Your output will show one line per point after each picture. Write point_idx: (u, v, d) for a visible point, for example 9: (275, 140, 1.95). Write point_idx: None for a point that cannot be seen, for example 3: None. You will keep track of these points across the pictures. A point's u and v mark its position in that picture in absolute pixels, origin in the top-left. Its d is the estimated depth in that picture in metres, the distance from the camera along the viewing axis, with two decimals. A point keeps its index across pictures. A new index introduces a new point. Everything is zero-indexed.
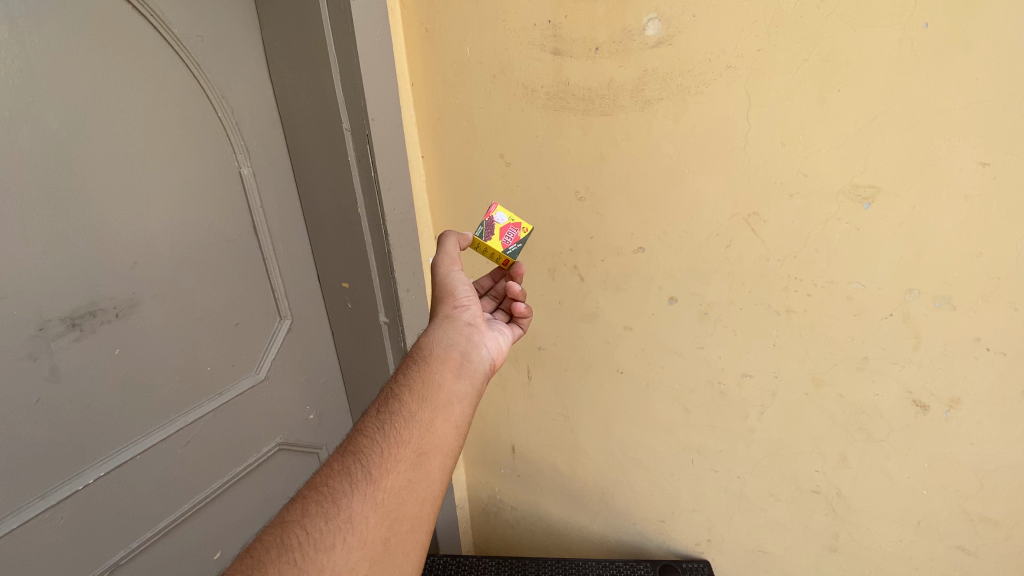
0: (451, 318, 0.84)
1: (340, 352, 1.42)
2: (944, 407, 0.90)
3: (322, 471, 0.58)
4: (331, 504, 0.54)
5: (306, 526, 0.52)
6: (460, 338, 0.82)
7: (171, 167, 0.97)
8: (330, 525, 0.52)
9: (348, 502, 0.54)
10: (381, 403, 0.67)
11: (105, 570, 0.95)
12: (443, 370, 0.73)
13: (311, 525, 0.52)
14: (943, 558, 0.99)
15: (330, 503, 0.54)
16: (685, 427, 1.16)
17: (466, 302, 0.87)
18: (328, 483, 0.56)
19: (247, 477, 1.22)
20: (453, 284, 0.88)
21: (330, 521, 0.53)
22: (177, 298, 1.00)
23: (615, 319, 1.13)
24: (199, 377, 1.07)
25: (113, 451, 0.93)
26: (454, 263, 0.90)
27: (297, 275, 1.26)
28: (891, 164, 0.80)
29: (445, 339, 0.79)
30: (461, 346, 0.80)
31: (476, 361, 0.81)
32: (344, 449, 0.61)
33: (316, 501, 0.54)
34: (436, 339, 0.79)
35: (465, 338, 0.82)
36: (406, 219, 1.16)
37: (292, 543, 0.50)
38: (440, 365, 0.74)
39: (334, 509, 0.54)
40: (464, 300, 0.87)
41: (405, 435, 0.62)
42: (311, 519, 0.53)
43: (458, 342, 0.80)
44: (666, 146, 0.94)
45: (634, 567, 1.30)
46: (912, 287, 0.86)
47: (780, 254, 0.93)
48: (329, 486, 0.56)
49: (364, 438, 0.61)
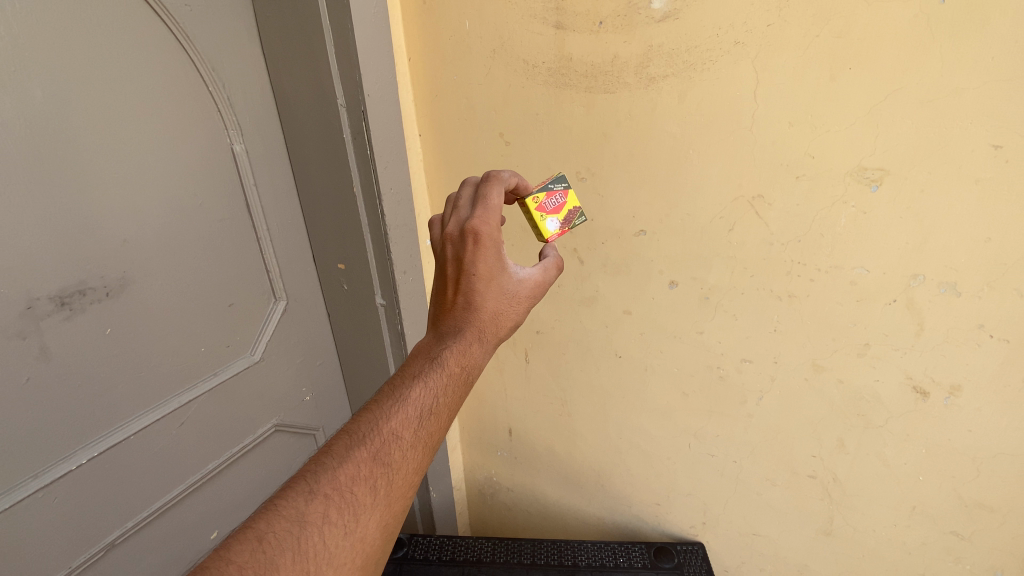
0: None
1: (336, 333, 1.40)
2: (944, 394, 0.89)
3: (348, 469, 0.58)
4: (351, 519, 0.55)
5: (324, 537, 0.53)
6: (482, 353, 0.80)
7: (162, 144, 0.94)
8: (346, 541, 0.54)
9: (366, 520, 0.56)
10: (421, 416, 0.64)
11: (102, 548, 0.95)
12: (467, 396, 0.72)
13: (328, 536, 0.54)
14: (937, 543, 0.99)
15: (351, 519, 0.55)
16: (682, 411, 1.16)
17: None
18: (353, 493, 0.56)
19: (243, 458, 1.22)
20: None
21: (346, 537, 0.55)
22: (168, 278, 0.99)
23: (615, 303, 1.12)
24: (194, 358, 1.06)
25: (106, 430, 0.93)
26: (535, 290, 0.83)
27: (292, 256, 1.25)
28: (900, 145, 0.78)
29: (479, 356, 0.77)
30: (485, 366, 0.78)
31: None
32: (373, 454, 0.59)
33: (339, 511, 0.55)
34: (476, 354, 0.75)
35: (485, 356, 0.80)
36: (402, 199, 1.14)
37: (308, 550, 0.52)
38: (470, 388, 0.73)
39: (352, 526, 0.55)
40: None
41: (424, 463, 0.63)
42: (330, 528, 0.54)
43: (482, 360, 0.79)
44: (670, 125, 0.92)
45: (629, 549, 1.31)
46: (917, 272, 0.84)
47: (782, 238, 0.91)
48: (353, 496, 0.56)
49: (396, 454, 0.60)
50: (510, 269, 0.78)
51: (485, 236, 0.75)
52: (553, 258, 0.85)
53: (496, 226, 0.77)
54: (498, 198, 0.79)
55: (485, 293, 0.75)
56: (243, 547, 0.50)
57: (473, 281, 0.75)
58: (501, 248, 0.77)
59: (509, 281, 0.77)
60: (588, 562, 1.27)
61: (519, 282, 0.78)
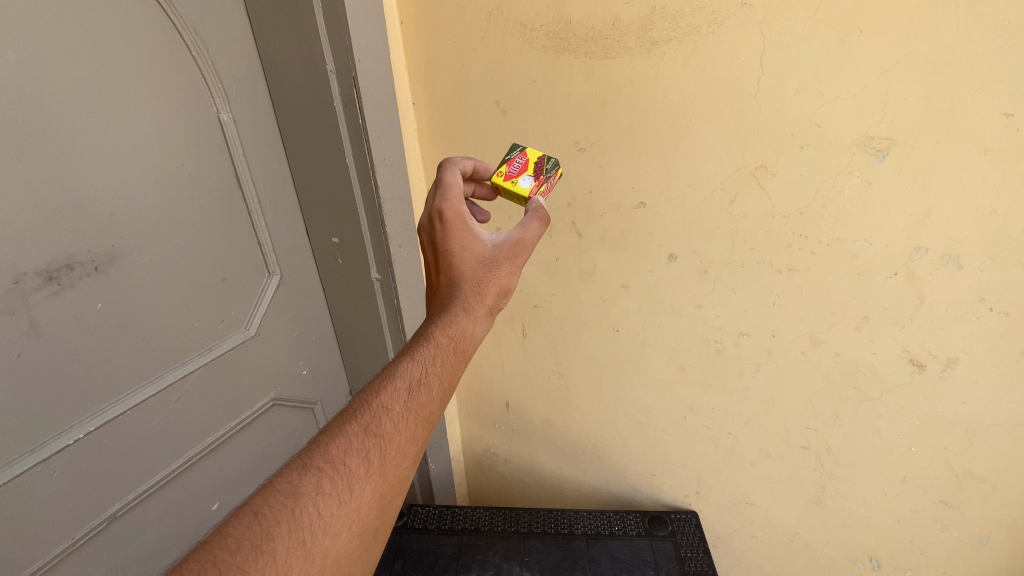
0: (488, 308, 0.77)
1: (332, 308, 1.39)
2: (941, 366, 0.89)
3: (340, 442, 0.58)
4: (346, 489, 0.55)
5: (318, 507, 0.53)
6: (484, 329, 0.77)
7: (145, 112, 0.91)
8: (341, 510, 0.54)
9: (360, 489, 0.56)
10: (410, 387, 0.63)
11: (104, 520, 0.96)
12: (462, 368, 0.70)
13: (324, 506, 0.53)
14: (926, 512, 1.01)
15: (345, 489, 0.55)
16: (679, 384, 1.16)
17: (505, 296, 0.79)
18: (345, 462, 0.56)
19: (242, 431, 1.23)
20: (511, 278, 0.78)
21: (341, 507, 0.54)
22: (159, 252, 0.97)
23: (613, 277, 1.11)
24: (188, 333, 1.05)
25: (103, 405, 0.93)
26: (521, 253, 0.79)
27: (285, 230, 1.22)
28: (909, 114, 0.76)
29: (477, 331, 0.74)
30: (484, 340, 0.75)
31: None
32: (363, 427, 0.59)
33: (332, 482, 0.55)
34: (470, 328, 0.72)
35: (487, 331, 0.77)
36: (396, 170, 1.11)
37: (304, 520, 0.52)
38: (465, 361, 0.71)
39: (347, 495, 0.55)
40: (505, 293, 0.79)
41: (419, 432, 0.62)
42: (324, 499, 0.54)
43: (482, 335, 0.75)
44: (673, 93, 0.89)
45: (624, 517, 1.33)
46: (920, 245, 0.83)
47: (784, 210, 0.90)
48: (345, 467, 0.56)
49: (386, 425, 0.60)
50: (485, 237, 0.78)
51: (450, 214, 0.76)
52: (537, 214, 0.82)
53: (460, 202, 0.78)
54: (454, 176, 0.82)
55: (463, 264, 0.75)
56: (238, 521, 0.51)
57: (449, 257, 0.75)
58: (469, 221, 0.77)
59: (485, 250, 0.77)
60: (584, 531, 1.30)
61: (497, 248, 0.77)
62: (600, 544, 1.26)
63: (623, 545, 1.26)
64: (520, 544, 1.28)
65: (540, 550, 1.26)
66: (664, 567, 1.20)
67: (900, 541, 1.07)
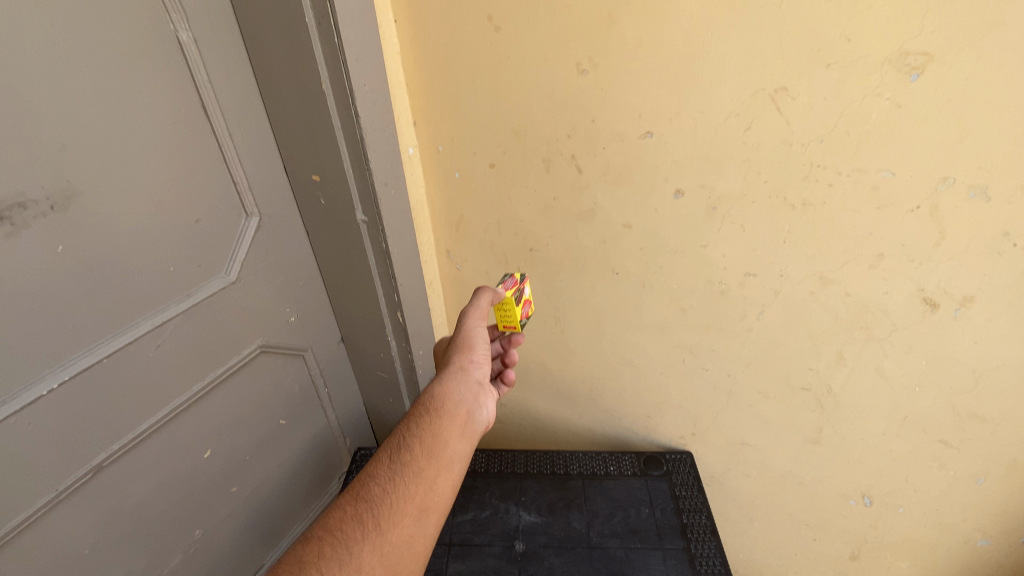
0: (465, 372, 0.90)
1: (317, 252, 1.32)
2: (955, 305, 0.86)
3: (336, 513, 0.69)
4: (344, 550, 0.65)
5: (323, 565, 0.62)
6: (469, 395, 0.89)
7: (91, 26, 0.79)
8: (342, 566, 0.63)
9: (357, 549, 0.65)
10: (392, 460, 0.76)
11: (90, 470, 0.95)
12: (448, 428, 0.82)
13: (328, 564, 0.63)
14: (923, 450, 1.02)
15: (345, 551, 0.64)
16: (679, 327, 1.13)
17: (478, 357, 0.93)
18: (343, 529, 0.67)
19: (230, 379, 1.19)
20: (472, 336, 0.94)
21: (342, 567, 0.63)
22: (122, 190, 0.88)
23: (614, 216, 1.04)
24: (163, 278, 0.99)
25: (76, 355, 0.88)
26: (481, 317, 0.95)
27: (261, 166, 1.13)
28: (955, 23, 0.67)
29: (455, 394, 0.87)
30: (468, 403, 0.87)
31: (478, 420, 0.88)
32: (357, 495, 0.71)
33: (333, 548, 0.64)
34: (448, 390, 0.87)
35: (472, 397, 0.89)
36: (379, 99, 1.01)
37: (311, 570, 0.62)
38: (447, 422, 0.82)
39: (346, 555, 0.64)
40: (478, 355, 0.93)
41: (409, 491, 0.72)
42: (327, 562, 0.63)
43: (466, 399, 0.88)
44: (687, 2, 0.79)
45: (619, 458, 1.34)
46: (947, 175, 0.77)
47: (804, 138, 0.82)
48: (343, 533, 0.66)
49: (374, 490, 0.72)
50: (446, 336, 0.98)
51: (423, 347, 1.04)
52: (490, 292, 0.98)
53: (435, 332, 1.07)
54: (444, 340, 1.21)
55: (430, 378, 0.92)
56: None
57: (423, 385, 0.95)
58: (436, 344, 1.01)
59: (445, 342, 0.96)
60: (579, 472, 1.31)
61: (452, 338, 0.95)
62: (596, 484, 1.28)
63: (619, 486, 1.27)
64: (517, 485, 1.28)
65: (536, 491, 1.27)
66: (658, 505, 1.22)
67: (894, 478, 1.08)
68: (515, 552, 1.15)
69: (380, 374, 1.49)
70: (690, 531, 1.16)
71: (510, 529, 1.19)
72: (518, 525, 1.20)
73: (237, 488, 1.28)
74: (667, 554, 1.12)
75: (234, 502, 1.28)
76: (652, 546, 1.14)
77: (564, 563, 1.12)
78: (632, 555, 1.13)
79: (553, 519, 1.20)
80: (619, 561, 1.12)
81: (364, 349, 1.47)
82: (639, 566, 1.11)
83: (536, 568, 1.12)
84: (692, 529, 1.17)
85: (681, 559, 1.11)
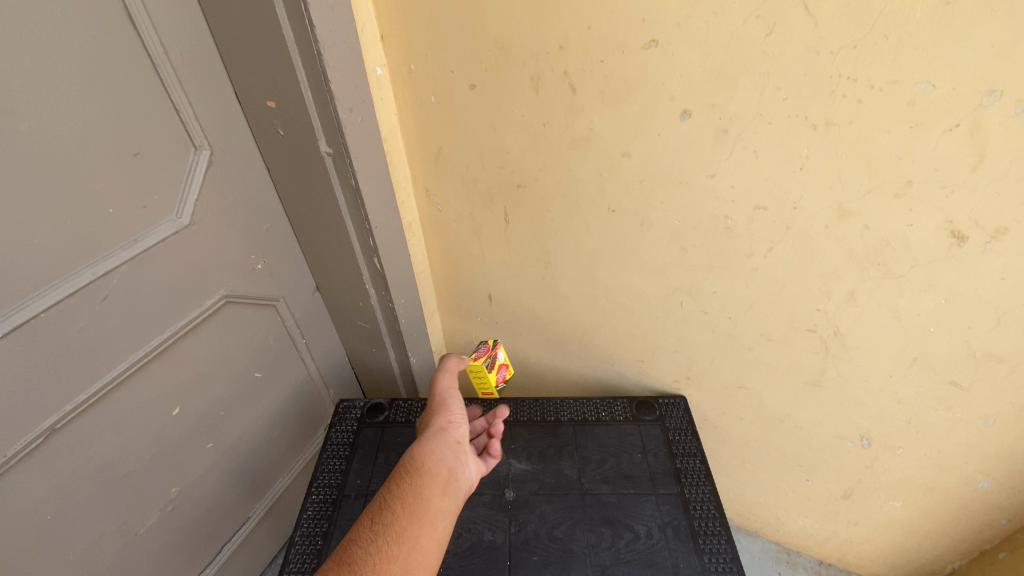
0: (444, 431, 0.91)
1: (282, 191, 1.19)
2: (984, 238, 0.78)
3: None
4: None
5: None
6: (449, 455, 0.88)
7: None
8: None
9: None
10: (373, 521, 0.71)
11: (41, 434, 0.88)
12: (429, 485, 0.79)
13: None
14: (930, 391, 0.97)
15: None
16: (678, 268, 1.04)
17: (458, 420, 0.94)
18: None
19: (194, 332, 1.10)
20: (447, 396, 0.98)
21: None
22: (36, 118, 0.76)
23: (611, 144, 0.93)
24: (99, 221, 0.88)
25: (6, 309, 0.79)
26: (451, 377, 1.03)
27: (206, 90, 0.98)
28: None
29: (435, 454, 0.85)
30: (451, 465, 0.85)
31: (462, 477, 0.86)
32: (339, 560, 0.65)
33: None
34: (428, 451, 0.85)
35: (453, 456, 0.88)
36: (338, 5, 0.85)
37: None
38: (428, 480, 0.79)
39: None
40: (457, 417, 0.94)
41: (394, 551, 0.67)
42: None
43: (446, 458, 0.86)
44: None
45: (611, 406, 1.27)
46: (994, 88, 0.67)
47: (834, 42, 0.70)
48: None
49: (358, 552, 0.66)
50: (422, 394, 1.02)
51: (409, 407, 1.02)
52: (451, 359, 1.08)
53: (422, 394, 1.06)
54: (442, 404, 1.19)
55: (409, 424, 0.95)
56: None
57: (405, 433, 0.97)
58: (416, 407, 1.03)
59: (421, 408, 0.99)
60: (571, 418, 1.24)
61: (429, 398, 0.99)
62: (588, 430, 1.21)
63: (611, 432, 1.21)
64: (507, 433, 1.21)
65: (526, 438, 1.20)
66: (652, 451, 1.17)
67: (897, 420, 1.05)
68: (506, 501, 1.09)
69: (360, 324, 1.41)
70: (685, 476, 1.12)
71: (500, 477, 1.13)
72: (508, 473, 1.13)
73: (214, 443, 1.23)
74: (661, 499, 1.08)
75: (212, 458, 1.23)
76: (645, 491, 1.10)
77: (555, 511, 1.07)
78: (625, 500, 1.08)
79: (544, 467, 1.15)
80: (612, 506, 1.07)
81: (341, 298, 1.38)
82: (632, 512, 1.06)
83: (527, 517, 1.06)
84: (686, 474, 1.12)
85: (675, 504, 1.07)
